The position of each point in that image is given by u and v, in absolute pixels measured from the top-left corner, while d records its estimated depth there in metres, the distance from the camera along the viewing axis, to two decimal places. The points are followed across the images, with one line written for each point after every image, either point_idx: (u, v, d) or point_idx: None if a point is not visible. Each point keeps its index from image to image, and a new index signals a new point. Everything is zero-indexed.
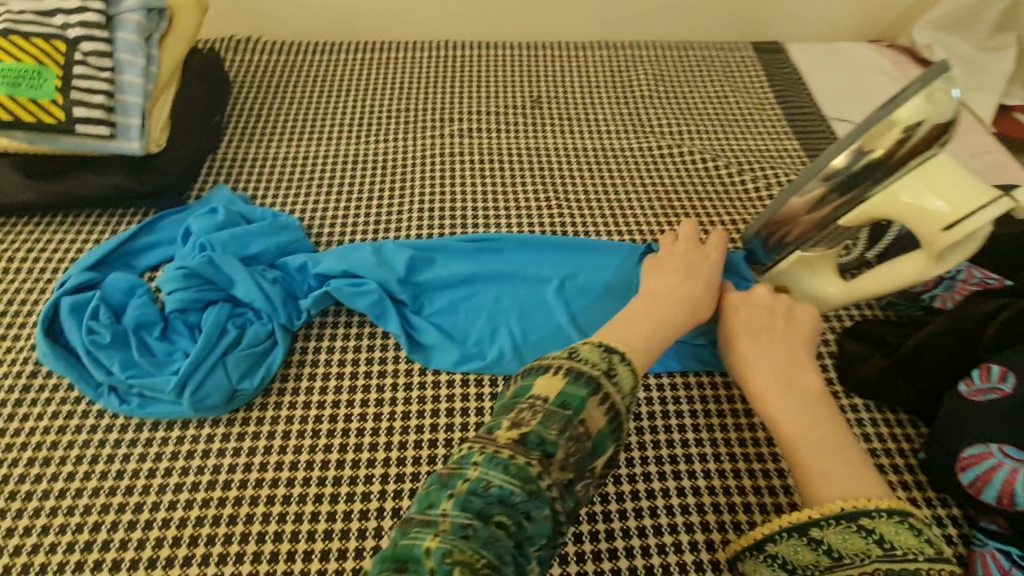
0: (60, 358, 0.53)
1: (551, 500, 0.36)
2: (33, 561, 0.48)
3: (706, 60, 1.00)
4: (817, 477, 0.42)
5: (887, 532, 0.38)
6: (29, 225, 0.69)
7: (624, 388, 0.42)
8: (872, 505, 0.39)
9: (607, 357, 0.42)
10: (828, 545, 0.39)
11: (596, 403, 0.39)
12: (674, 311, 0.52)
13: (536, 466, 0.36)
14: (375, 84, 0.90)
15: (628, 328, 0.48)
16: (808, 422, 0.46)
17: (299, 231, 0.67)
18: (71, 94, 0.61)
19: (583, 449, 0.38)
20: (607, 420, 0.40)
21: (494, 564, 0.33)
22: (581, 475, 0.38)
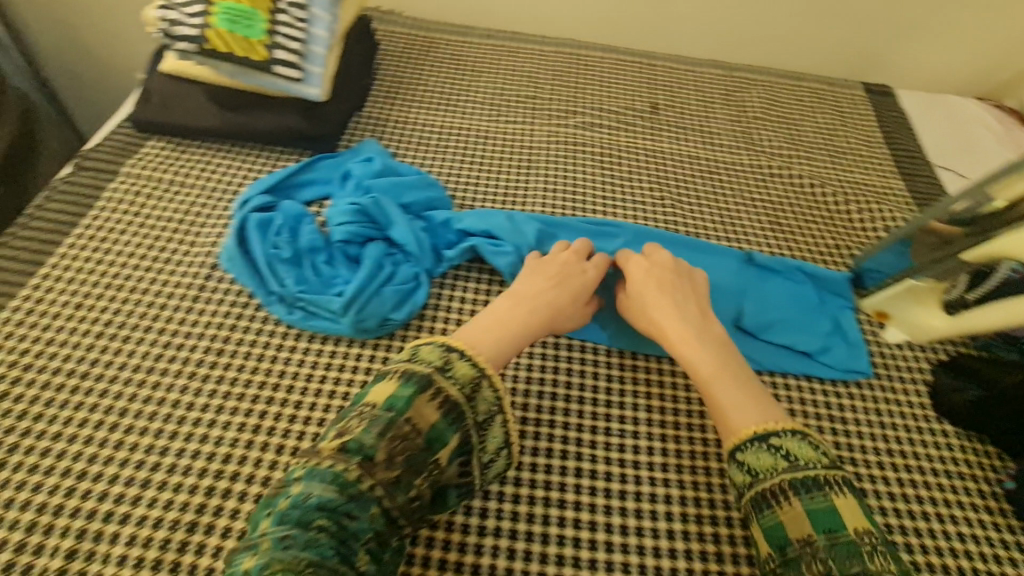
0: (244, 266, 0.61)
1: (376, 500, 0.42)
2: (211, 434, 0.55)
3: (819, 93, 1.03)
4: (733, 412, 0.53)
5: (792, 447, 0.49)
6: (201, 148, 0.77)
7: (459, 377, 0.48)
8: (779, 428, 0.50)
9: (443, 354, 0.49)
10: (750, 466, 0.49)
11: (431, 403, 0.46)
12: (528, 319, 0.58)
13: (354, 471, 0.42)
14: (506, 71, 0.97)
15: (487, 336, 0.54)
16: (718, 363, 0.57)
17: (442, 190, 0.73)
18: (275, 39, 0.67)
19: (415, 445, 0.44)
20: (441, 414, 0.46)
21: (315, 562, 0.38)
22: (416, 469, 0.44)
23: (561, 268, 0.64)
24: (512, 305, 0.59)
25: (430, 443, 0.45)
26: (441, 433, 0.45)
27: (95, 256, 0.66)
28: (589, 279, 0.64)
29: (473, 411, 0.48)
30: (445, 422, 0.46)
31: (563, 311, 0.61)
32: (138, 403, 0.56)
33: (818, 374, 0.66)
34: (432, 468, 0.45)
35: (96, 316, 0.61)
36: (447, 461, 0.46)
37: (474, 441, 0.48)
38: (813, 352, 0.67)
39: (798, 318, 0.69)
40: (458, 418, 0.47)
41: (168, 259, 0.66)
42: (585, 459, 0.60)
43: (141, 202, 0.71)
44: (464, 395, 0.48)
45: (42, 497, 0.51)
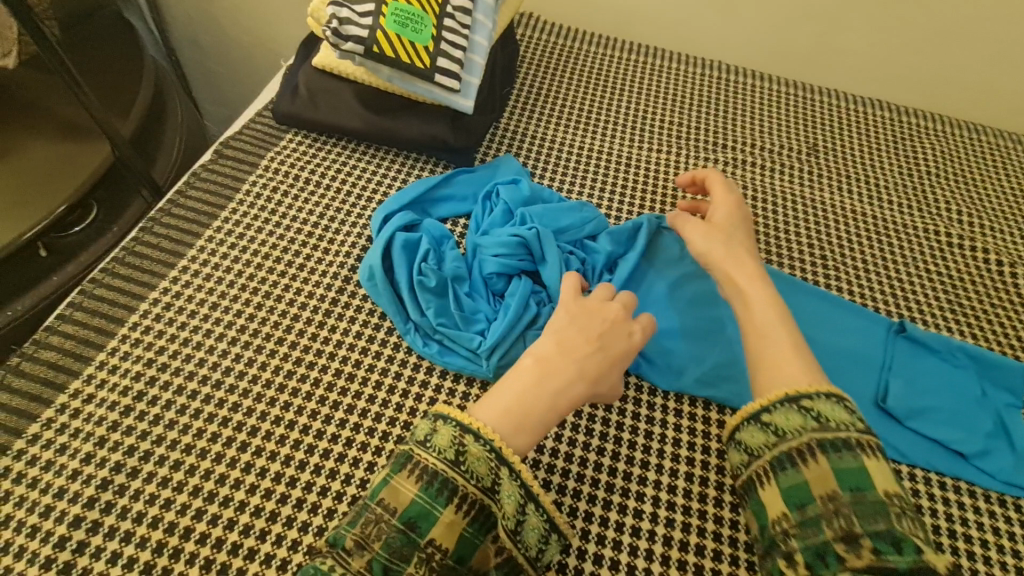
0: (385, 289, 0.57)
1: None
2: (340, 469, 0.51)
3: (1004, 149, 0.91)
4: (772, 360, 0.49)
5: (824, 410, 0.45)
6: (338, 148, 0.74)
7: (440, 445, 0.45)
8: (813, 391, 0.46)
9: (430, 426, 0.46)
10: (777, 427, 0.46)
11: (407, 478, 0.44)
12: (553, 401, 0.49)
13: (328, 563, 0.41)
14: (650, 91, 0.91)
15: (500, 419, 0.47)
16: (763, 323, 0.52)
17: (596, 211, 0.68)
18: (440, 45, 0.63)
19: (390, 527, 0.42)
20: (418, 489, 0.43)
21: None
22: (400, 553, 0.42)
23: (603, 327, 0.53)
24: (540, 381, 0.49)
25: (410, 522, 0.42)
26: (425, 509, 0.43)
27: (234, 254, 0.64)
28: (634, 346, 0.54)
29: (469, 480, 0.44)
30: (431, 495, 0.43)
31: (598, 383, 0.52)
32: (269, 423, 0.53)
33: (972, 480, 0.57)
34: (432, 549, 0.42)
35: (231, 320, 0.59)
36: (447, 538, 0.43)
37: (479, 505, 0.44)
38: (969, 455, 0.58)
39: (952, 409, 0.60)
40: (451, 491, 0.43)
41: (303, 266, 0.63)
42: (740, 564, 0.52)
43: (279, 200, 0.69)
44: (449, 464, 0.44)
45: (171, 517, 0.48)
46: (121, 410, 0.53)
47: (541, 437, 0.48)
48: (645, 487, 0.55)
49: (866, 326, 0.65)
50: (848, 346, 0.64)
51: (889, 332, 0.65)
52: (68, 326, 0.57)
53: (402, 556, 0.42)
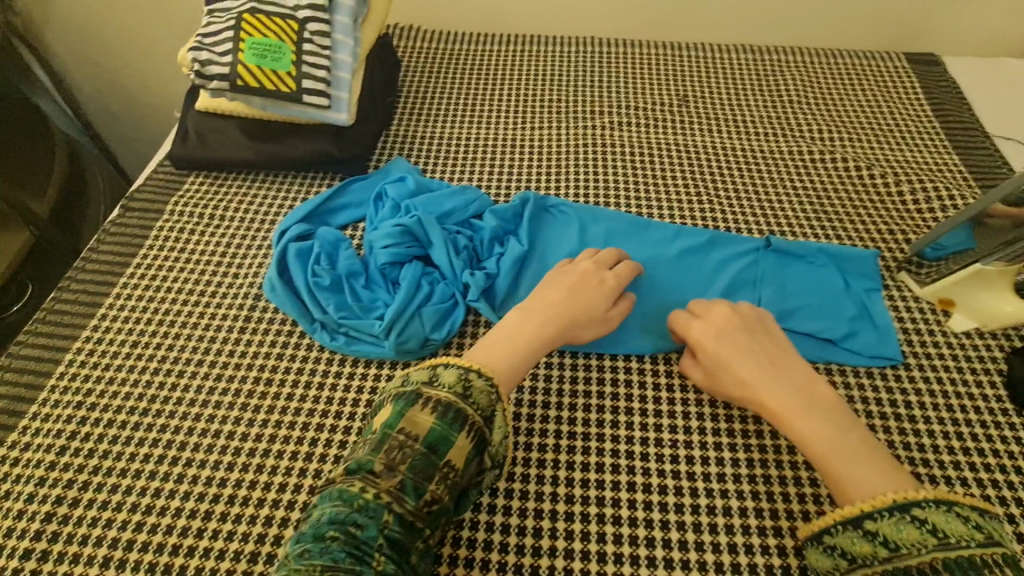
0: (285, 295, 0.62)
1: (386, 506, 0.45)
2: (266, 463, 0.56)
3: (856, 68, 0.99)
4: (848, 484, 0.50)
5: (939, 521, 0.45)
6: (238, 181, 0.79)
7: (447, 382, 0.51)
8: (922, 498, 0.47)
9: (432, 370, 0.52)
10: (884, 537, 0.46)
11: (420, 409, 0.49)
12: (537, 334, 0.58)
13: (357, 486, 0.46)
14: (528, 75, 0.97)
15: (491, 359, 0.56)
16: (827, 433, 0.53)
17: (478, 191, 0.73)
18: (302, 68, 0.69)
19: (414, 450, 0.47)
20: (435, 417, 0.49)
21: (330, 565, 0.41)
22: (423, 473, 0.47)
23: (580, 279, 0.63)
24: (521, 320, 0.59)
25: (430, 446, 0.48)
26: (442, 434, 0.48)
27: (149, 294, 0.69)
28: (609, 288, 0.63)
29: (475, 409, 0.50)
30: (446, 422, 0.49)
31: (579, 326, 0.61)
32: (196, 435, 0.58)
33: (845, 360, 0.63)
34: (445, 469, 0.48)
35: (152, 353, 0.64)
36: (459, 460, 0.48)
37: (483, 435, 0.50)
38: (840, 339, 0.64)
39: (819, 303, 0.67)
40: (462, 418, 0.49)
41: (214, 292, 0.68)
42: (637, 473, 0.58)
43: (185, 239, 0.74)
44: (459, 396, 0.50)
45: (114, 533, 0.53)
46: (57, 451, 0.57)
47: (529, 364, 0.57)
48: (547, 424, 0.61)
49: (738, 249, 0.72)
50: (719, 269, 0.71)
51: (758, 249, 0.72)
52: None
53: (424, 476, 0.47)
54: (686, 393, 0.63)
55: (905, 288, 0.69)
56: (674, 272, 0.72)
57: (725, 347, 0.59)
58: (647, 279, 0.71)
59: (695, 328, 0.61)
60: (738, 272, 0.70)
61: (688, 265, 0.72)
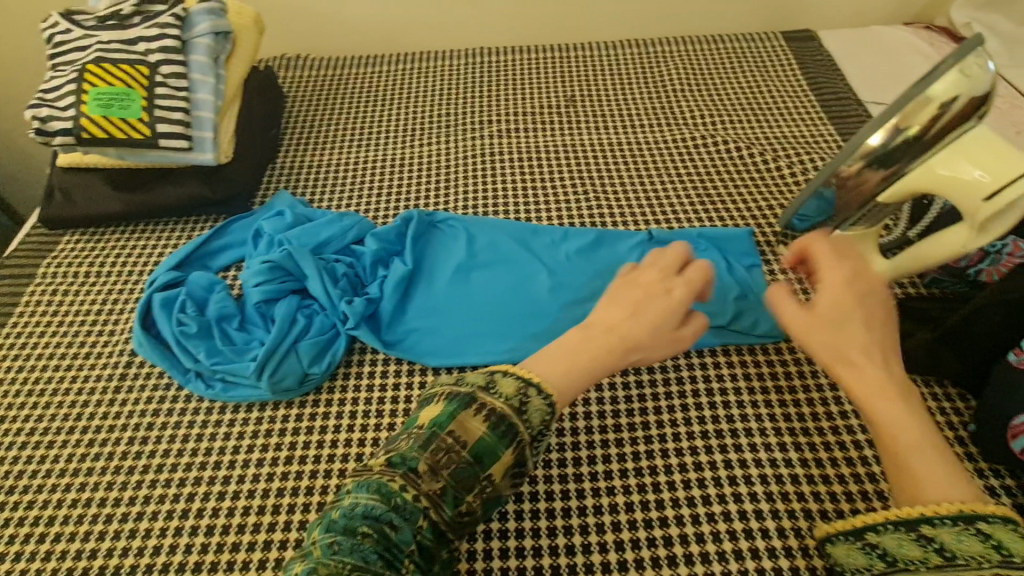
0: (153, 348, 0.60)
1: (423, 511, 0.40)
2: (137, 527, 0.53)
3: (736, 51, 1.02)
4: (921, 483, 0.41)
5: (1006, 538, 0.38)
6: (117, 234, 0.77)
7: (506, 392, 0.45)
8: (989, 511, 0.38)
9: (488, 375, 0.46)
10: (942, 545, 0.39)
11: (472, 414, 0.43)
12: (603, 353, 0.50)
13: (396, 482, 0.41)
14: (417, 92, 0.97)
15: (549, 364, 0.48)
16: (913, 422, 0.43)
17: (358, 216, 0.72)
18: (154, 112, 0.67)
19: (461, 458, 0.42)
20: (487, 427, 0.43)
21: (361, 565, 0.37)
22: (464, 485, 0.42)
23: (643, 291, 0.53)
24: (587, 338, 0.50)
25: (477, 457, 0.42)
26: (490, 446, 0.43)
27: (18, 364, 0.66)
28: (676, 299, 0.53)
29: (526, 427, 0.44)
30: (497, 436, 0.43)
31: (650, 339, 0.51)
32: (63, 507, 0.55)
33: (730, 341, 0.65)
34: (484, 483, 0.43)
35: (19, 425, 0.61)
36: (502, 476, 0.44)
37: (527, 454, 0.45)
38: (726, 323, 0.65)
39: None
40: (513, 434, 0.44)
41: (88, 353, 0.66)
42: (529, 481, 0.58)
43: (60, 300, 0.71)
44: (514, 411, 0.44)
45: None
46: None
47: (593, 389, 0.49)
48: None
49: (623, 243, 0.73)
50: (603, 267, 0.71)
51: (641, 242, 0.73)
52: None
53: (465, 487, 0.42)
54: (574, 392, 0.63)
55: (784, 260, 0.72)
56: (562, 272, 0.71)
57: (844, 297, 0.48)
58: (534, 286, 0.70)
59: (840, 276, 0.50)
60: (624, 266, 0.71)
61: (575, 264, 0.72)
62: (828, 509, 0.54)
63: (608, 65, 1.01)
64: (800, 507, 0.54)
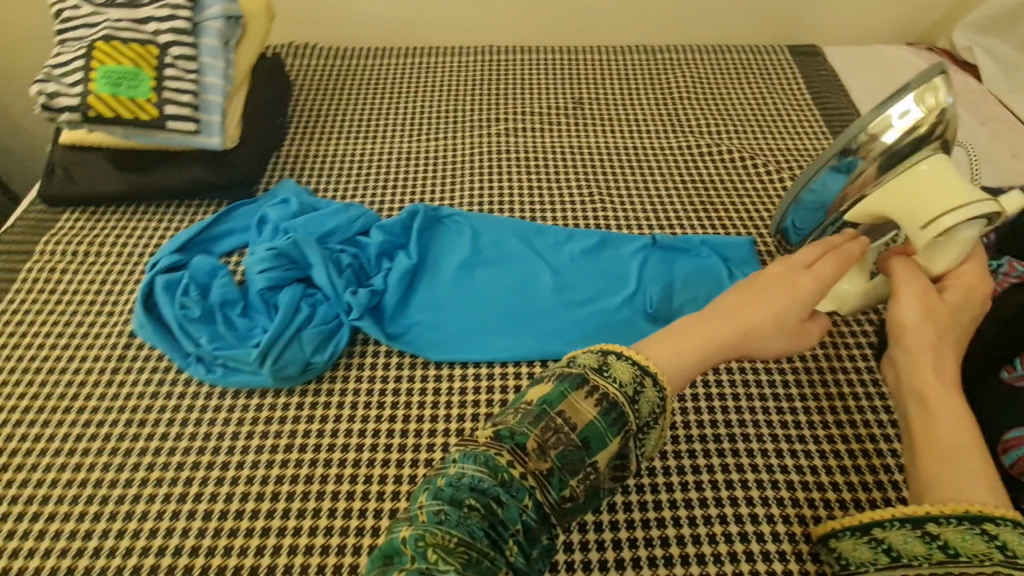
0: (154, 331, 0.60)
1: (530, 490, 0.38)
2: (135, 509, 0.54)
3: (743, 61, 1.04)
4: (953, 478, 0.40)
5: (1013, 541, 0.37)
6: (117, 214, 0.76)
7: (620, 377, 0.41)
8: (999, 513, 0.38)
9: (600, 357, 0.42)
10: (946, 542, 0.38)
11: (583, 396, 0.40)
12: (712, 340, 0.47)
13: (505, 456, 0.38)
14: (426, 86, 0.97)
15: (660, 346, 0.45)
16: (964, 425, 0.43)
17: (363, 208, 0.72)
18: (163, 94, 0.67)
19: (569, 439, 0.39)
20: (599, 411, 0.40)
21: (469, 540, 0.35)
22: (570, 468, 0.39)
23: (762, 280, 0.50)
24: (698, 326, 0.47)
25: (585, 441, 0.39)
26: (600, 432, 0.39)
27: (15, 341, 0.65)
28: (804, 291, 0.49)
29: (634, 418, 0.41)
30: (608, 421, 0.40)
31: (763, 331, 0.48)
32: (61, 487, 0.55)
33: None
34: (590, 469, 0.39)
35: (15, 403, 0.61)
36: (607, 464, 0.40)
37: (631, 446, 0.41)
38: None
39: (706, 296, 0.69)
40: (622, 422, 0.40)
41: (86, 332, 0.66)
42: None
43: (58, 279, 0.70)
44: (627, 399, 0.41)
45: None
46: None
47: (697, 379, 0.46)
48: (437, 437, 0.58)
49: (628, 247, 0.74)
50: (608, 269, 0.72)
51: (645, 246, 0.73)
52: None
53: (571, 471, 0.39)
54: None
55: None
56: (566, 273, 0.72)
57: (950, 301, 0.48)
58: (538, 285, 0.70)
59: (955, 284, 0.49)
60: (628, 269, 0.72)
61: (579, 265, 0.72)
62: (817, 515, 0.56)
63: (616, 70, 1.01)
64: (791, 513, 0.56)
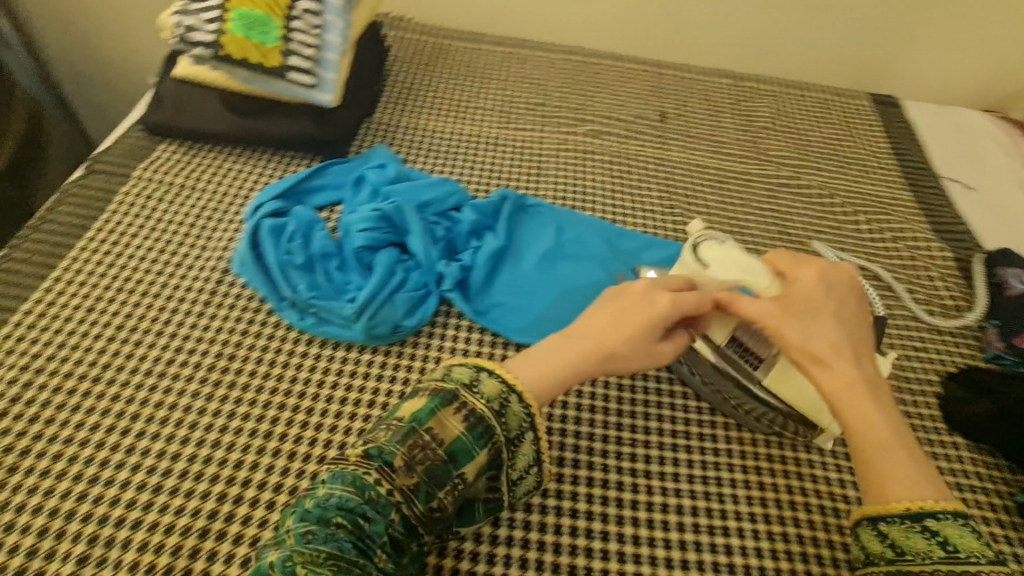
0: (256, 271, 0.62)
1: (395, 504, 0.41)
2: (222, 439, 0.55)
3: (825, 101, 1.05)
4: (889, 480, 0.44)
5: (952, 534, 0.41)
6: (211, 152, 0.77)
7: (490, 393, 0.44)
8: (938, 508, 0.42)
9: (474, 371, 0.45)
10: (894, 541, 0.42)
11: (452, 412, 0.43)
12: (578, 361, 0.48)
13: (373, 474, 0.41)
14: (515, 76, 0.99)
15: (533, 365, 0.47)
16: (882, 420, 0.46)
17: (459, 184, 0.74)
18: (290, 46, 0.69)
19: (437, 455, 0.42)
20: (465, 427, 0.43)
21: (335, 554, 0.37)
22: (437, 482, 0.42)
23: (628, 300, 0.51)
24: (562, 347, 0.49)
25: (451, 456, 0.42)
26: (467, 447, 0.43)
27: (109, 259, 0.66)
28: (660, 312, 0.50)
29: (502, 430, 0.44)
30: (474, 436, 0.43)
31: (624, 352, 0.50)
32: (150, 408, 0.56)
33: None
34: (457, 480, 0.43)
35: (108, 320, 0.62)
36: (474, 475, 0.43)
37: (504, 457, 0.45)
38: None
39: None
40: (490, 437, 0.43)
41: (181, 262, 0.67)
42: (597, 468, 0.60)
43: (154, 206, 0.71)
44: (493, 413, 0.44)
45: (53, 502, 0.50)
46: None
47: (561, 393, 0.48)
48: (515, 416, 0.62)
49: None
50: None
51: None
52: None
53: (438, 484, 0.42)
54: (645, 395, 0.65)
55: None
56: None
57: (823, 299, 0.51)
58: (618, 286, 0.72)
59: (803, 275, 0.53)
60: None
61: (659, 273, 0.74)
62: None
63: (702, 90, 1.03)
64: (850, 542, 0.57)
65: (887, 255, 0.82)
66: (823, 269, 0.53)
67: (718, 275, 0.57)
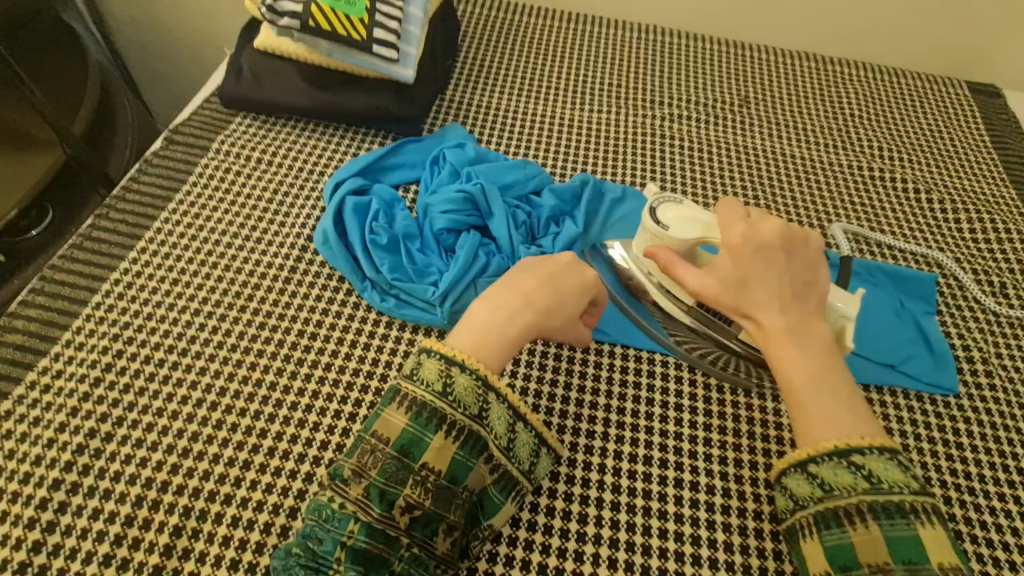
0: (339, 250, 0.62)
1: (351, 516, 0.44)
2: (308, 419, 0.55)
3: (919, 89, 0.98)
4: (812, 423, 0.46)
5: (878, 469, 0.44)
6: (288, 127, 0.76)
7: (427, 376, 0.47)
8: (863, 445, 0.44)
9: (416, 360, 0.48)
10: (824, 481, 0.44)
11: (395, 409, 0.47)
12: (511, 325, 0.51)
13: (328, 496, 0.45)
14: (588, 55, 0.95)
15: (468, 329, 0.50)
16: (816, 368, 0.47)
17: (538, 168, 0.72)
18: (375, 17, 0.69)
19: (386, 455, 0.45)
20: (410, 419, 0.46)
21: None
22: (394, 479, 0.45)
23: (557, 268, 0.55)
24: (493, 309, 0.51)
25: (403, 450, 0.45)
26: (416, 437, 0.46)
27: (190, 233, 0.66)
28: (589, 283, 0.55)
29: (457, 408, 0.47)
30: (421, 425, 0.46)
31: (552, 313, 0.53)
32: (237, 383, 0.57)
33: (902, 384, 0.63)
34: (422, 471, 0.45)
35: (192, 294, 0.62)
36: (435, 459, 0.45)
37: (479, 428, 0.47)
38: (896, 363, 0.64)
39: (876, 327, 0.67)
40: (441, 419, 0.46)
41: (261, 237, 0.67)
42: (685, 469, 0.56)
43: (233, 180, 0.71)
44: (438, 395, 0.46)
45: (147, 473, 0.51)
46: (91, 382, 0.56)
47: (508, 357, 0.50)
48: (596, 411, 0.59)
49: None
50: None
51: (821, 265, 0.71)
52: (30, 310, 0.59)
53: (397, 480, 0.45)
54: (737, 396, 0.61)
55: (957, 316, 0.70)
56: None
57: (755, 264, 0.50)
58: None
59: (731, 234, 0.51)
60: None
61: None
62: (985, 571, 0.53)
63: (786, 74, 0.97)
64: None
65: (991, 258, 0.76)
66: (766, 224, 0.51)
67: (680, 234, 0.54)
